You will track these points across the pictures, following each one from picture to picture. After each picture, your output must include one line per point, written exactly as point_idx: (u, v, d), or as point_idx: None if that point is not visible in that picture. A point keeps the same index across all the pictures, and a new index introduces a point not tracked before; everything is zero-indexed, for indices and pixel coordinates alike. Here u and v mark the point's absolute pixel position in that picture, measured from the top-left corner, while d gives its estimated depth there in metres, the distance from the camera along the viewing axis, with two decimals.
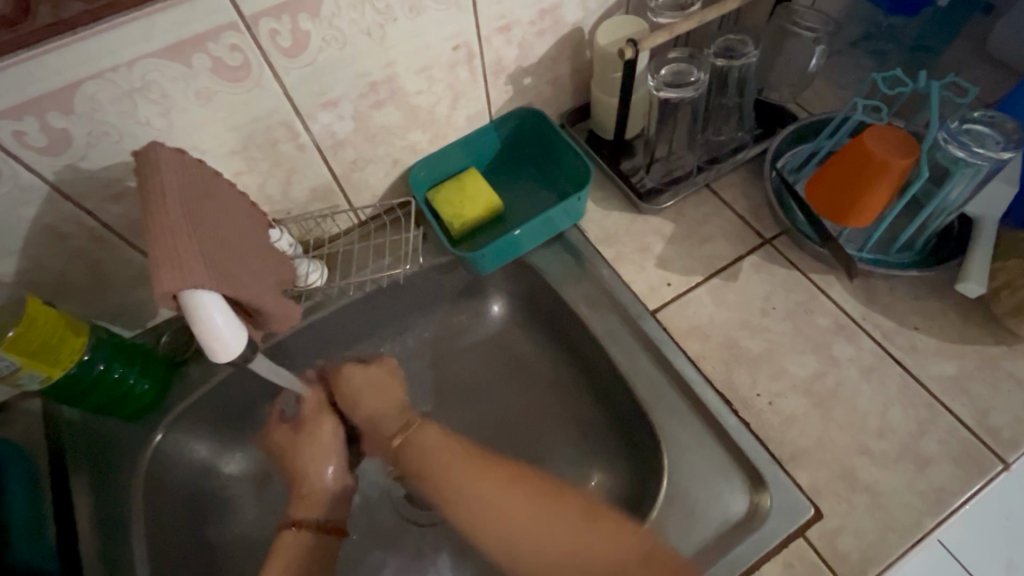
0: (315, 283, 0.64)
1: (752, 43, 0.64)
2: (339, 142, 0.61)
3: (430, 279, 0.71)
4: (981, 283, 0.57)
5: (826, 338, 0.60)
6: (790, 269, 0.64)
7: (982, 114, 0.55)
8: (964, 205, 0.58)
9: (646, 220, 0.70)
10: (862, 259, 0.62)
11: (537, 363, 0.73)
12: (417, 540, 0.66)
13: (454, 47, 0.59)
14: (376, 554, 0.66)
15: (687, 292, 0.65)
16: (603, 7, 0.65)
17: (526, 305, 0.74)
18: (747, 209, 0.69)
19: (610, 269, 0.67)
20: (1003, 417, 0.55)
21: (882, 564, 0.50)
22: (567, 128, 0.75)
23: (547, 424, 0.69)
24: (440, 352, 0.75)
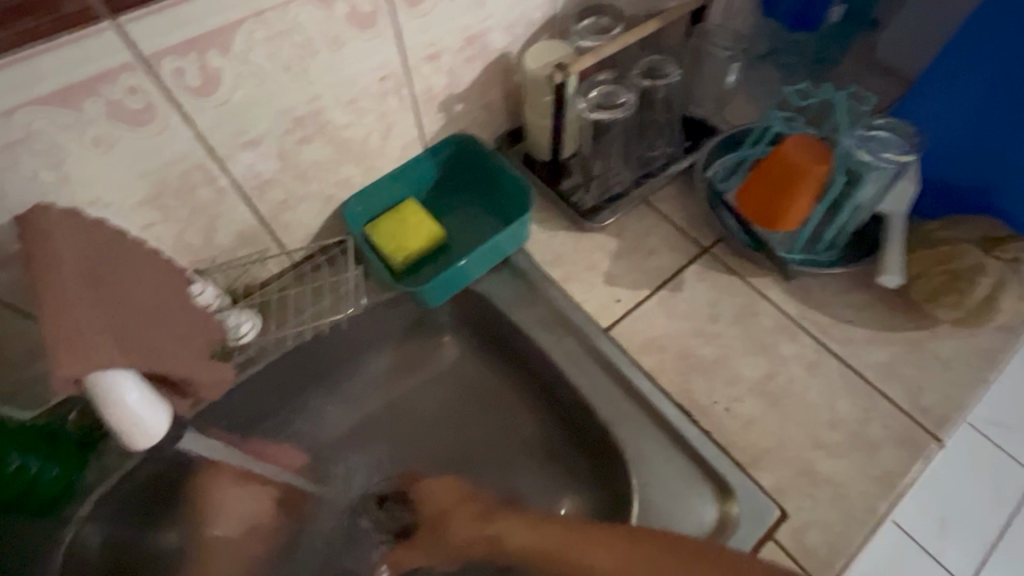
0: (247, 334, 0.59)
1: (674, 63, 0.66)
2: (264, 182, 0.57)
3: (376, 316, 0.68)
4: (899, 274, 0.61)
5: (771, 338, 0.62)
6: (730, 275, 0.67)
7: (884, 121, 0.59)
8: (877, 202, 0.62)
9: (590, 238, 0.70)
10: (794, 260, 0.65)
11: (495, 390, 0.71)
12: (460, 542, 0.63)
13: (382, 77, 0.57)
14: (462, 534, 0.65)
15: (637, 307, 0.65)
16: (529, 32, 0.65)
17: (478, 335, 0.72)
18: (685, 220, 0.71)
19: (560, 289, 0.67)
20: (934, 396, 0.58)
21: (849, 554, 0.51)
22: (503, 151, 0.75)
23: (510, 455, 0.68)
24: (394, 391, 0.72)
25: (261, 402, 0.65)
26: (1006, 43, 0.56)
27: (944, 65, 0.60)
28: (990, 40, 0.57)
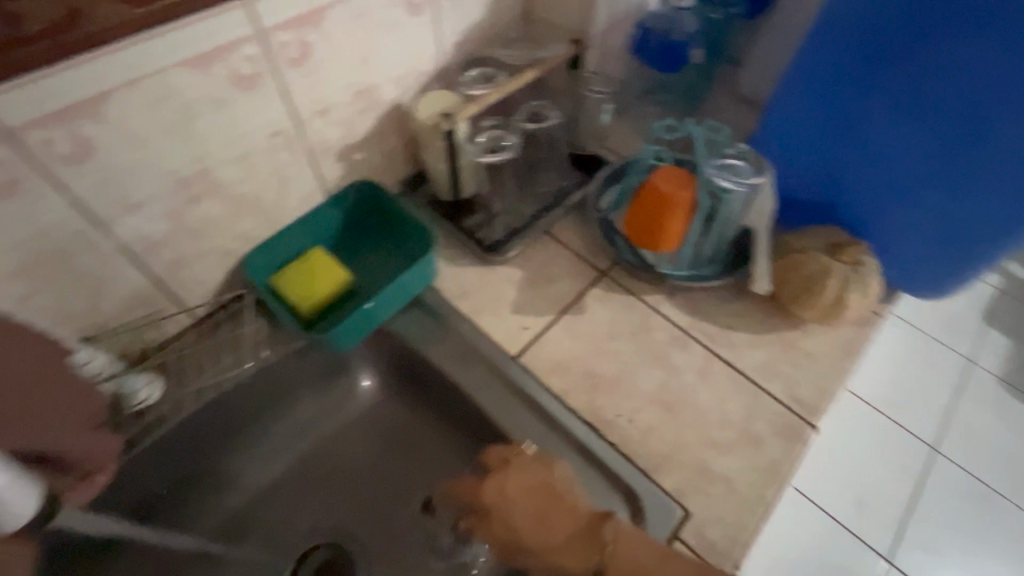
0: (147, 398, 0.59)
1: (553, 108, 0.73)
2: (153, 243, 0.56)
3: (288, 368, 0.68)
4: (766, 281, 0.68)
5: (664, 350, 0.68)
6: (626, 295, 0.72)
7: (737, 150, 0.67)
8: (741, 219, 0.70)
9: (496, 270, 0.74)
10: (678, 276, 0.72)
11: (416, 427, 0.72)
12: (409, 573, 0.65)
13: (271, 134, 0.59)
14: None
15: (543, 332, 0.69)
16: (419, 84, 0.69)
17: (396, 374, 0.73)
18: (583, 247, 0.76)
19: (470, 322, 0.69)
20: (807, 387, 0.65)
21: (745, 542, 0.55)
22: (407, 194, 0.78)
23: (435, 490, 0.69)
24: (315, 443, 0.72)
25: (171, 469, 0.64)
26: (840, 79, 0.61)
27: (794, 96, 0.66)
28: (828, 76, 0.62)
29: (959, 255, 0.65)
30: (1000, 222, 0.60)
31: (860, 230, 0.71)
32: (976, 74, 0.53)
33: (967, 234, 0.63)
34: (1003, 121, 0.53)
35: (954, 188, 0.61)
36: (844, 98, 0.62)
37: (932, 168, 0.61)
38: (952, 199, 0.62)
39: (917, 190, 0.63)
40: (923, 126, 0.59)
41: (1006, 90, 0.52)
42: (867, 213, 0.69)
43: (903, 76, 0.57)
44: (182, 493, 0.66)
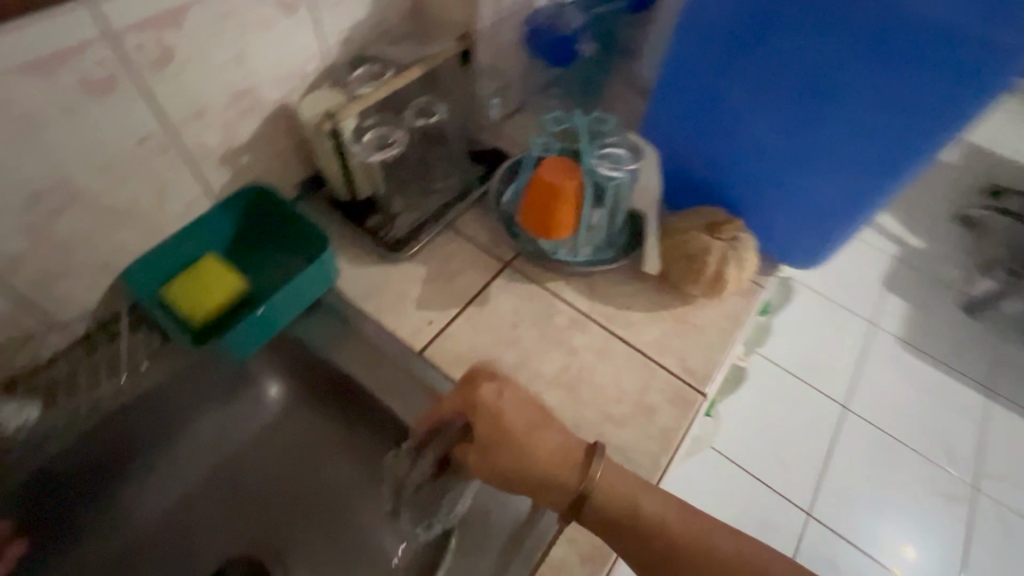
0: (30, 418, 0.57)
1: (440, 104, 0.73)
2: (11, 262, 0.53)
3: (184, 384, 0.65)
4: (655, 262, 0.73)
5: (565, 334, 0.71)
6: (528, 283, 0.75)
7: (615, 140, 0.71)
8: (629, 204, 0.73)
9: (399, 267, 0.74)
10: (578, 262, 0.74)
11: (326, 432, 0.72)
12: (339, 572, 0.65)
13: (140, 140, 0.56)
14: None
15: (447, 325, 0.70)
16: (304, 83, 0.68)
17: (301, 380, 0.72)
18: (487, 239, 0.78)
19: (373, 321, 0.69)
20: (697, 358, 0.70)
21: None
22: (304, 199, 0.77)
23: (348, 493, 0.69)
24: (227, 453, 0.71)
25: (59, 499, 0.60)
26: (702, 63, 0.67)
27: (669, 80, 0.71)
28: (692, 61, 0.67)
29: (819, 231, 0.73)
30: (847, 198, 0.68)
31: (738, 210, 0.77)
32: (811, 60, 0.59)
33: (823, 211, 0.71)
34: (840, 108, 0.60)
35: (810, 170, 0.68)
36: (710, 81, 0.68)
37: (790, 152, 0.67)
38: (809, 179, 0.69)
39: (781, 172, 0.70)
40: (774, 109, 0.65)
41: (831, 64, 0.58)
42: (743, 195, 0.75)
43: (754, 62, 0.63)
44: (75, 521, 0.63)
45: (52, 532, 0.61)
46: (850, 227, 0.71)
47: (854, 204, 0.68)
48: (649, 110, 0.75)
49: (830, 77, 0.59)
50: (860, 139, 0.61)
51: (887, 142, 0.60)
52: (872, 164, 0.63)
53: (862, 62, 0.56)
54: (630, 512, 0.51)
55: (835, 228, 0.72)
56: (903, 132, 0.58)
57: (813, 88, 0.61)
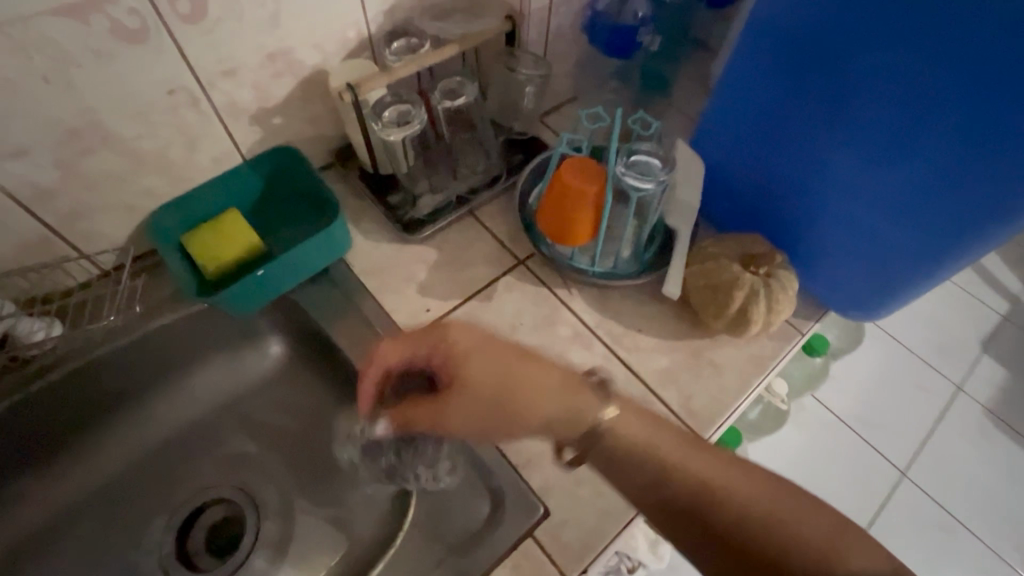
0: (41, 339, 0.61)
1: (472, 84, 0.69)
2: (43, 192, 0.57)
3: (194, 326, 0.69)
4: (677, 285, 0.66)
5: (564, 346, 0.66)
6: (538, 286, 0.71)
7: (651, 147, 0.64)
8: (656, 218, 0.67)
9: (411, 248, 0.73)
10: (594, 272, 0.69)
11: (320, 395, 0.75)
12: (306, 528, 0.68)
13: (170, 91, 0.58)
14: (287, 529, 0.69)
15: (445, 315, 0.68)
16: (343, 50, 0.67)
17: (302, 342, 0.75)
18: (507, 233, 0.75)
19: (373, 300, 0.69)
20: (703, 398, 0.63)
21: (598, 547, 0.55)
22: (337, 167, 0.78)
23: (328, 459, 0.72)
24: (227, 396, 0.75)
25: (76, 409, 0.67)
26: (770, 72, 0.59)
27: (733, 87, 0.63)
28: (761, 68, 0.59)
29: (874, 280, 0.63)
30: (911, 248, 0.57)
31: (788, 239, 0.68)
32: (896, 87, 0.50)
33: (881, 258, 0.60)
34: (916, 142, 0.51)
35: (872, 206, 0.57)
36: (775, 95, 0.60)
37: (852, 188, 0.58)
38: (871, 217, 0.58)
39: (839, 203, 0.60)
40: (843, 139, 0.56)
41: (921, 94, 0.48)
42: (794, 228, 0.66)
43: (829, 79, 0.54)
44: (89, 429, 0.69)
45: (66, 435, 0.68)
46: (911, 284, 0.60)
47: (918, 256, 0.57)
48: (710, 110, 0.68)
49: (909, 97, 0.49)
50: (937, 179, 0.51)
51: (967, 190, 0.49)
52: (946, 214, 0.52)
53: (961, 96, 0.46)
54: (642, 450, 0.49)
55: (893, 280, 0.61)
56: (998, 193, 0.48)
57: (890, 121, 0.51)
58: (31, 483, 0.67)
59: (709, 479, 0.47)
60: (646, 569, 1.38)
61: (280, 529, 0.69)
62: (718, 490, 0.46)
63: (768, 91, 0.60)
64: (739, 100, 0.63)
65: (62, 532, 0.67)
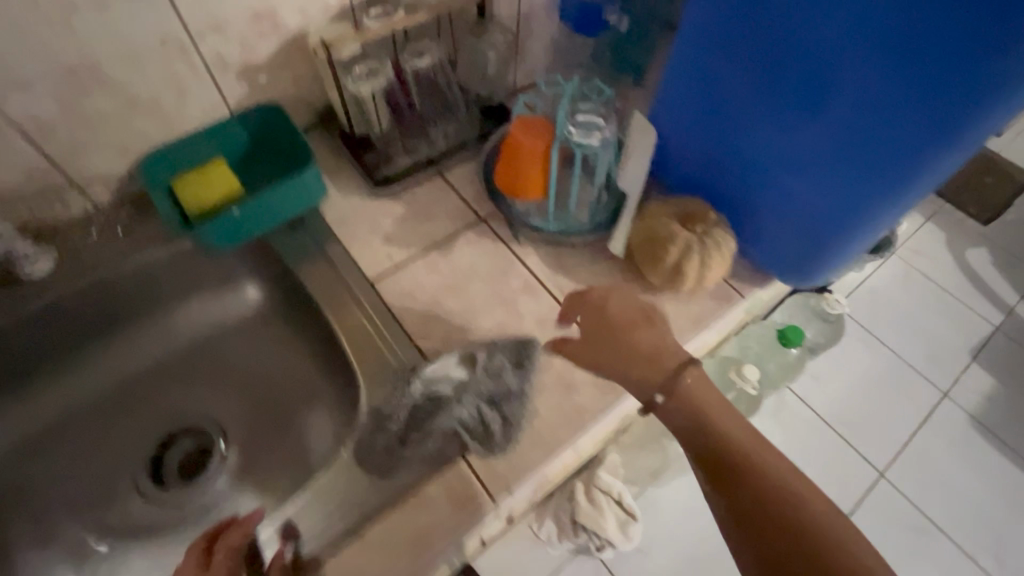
0: (39, 268, 0.68)
1: (435, 46, 0.77)
2: (44, 126, 0.63)
3: (176, 265, 0.75)
4: (622, 241, 0.70)
5: (514, 295, 0.71)
6: (496, 241, 0.76)
7: (594, 108, 0.71)
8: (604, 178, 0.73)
9: (381, 203, 0.79)
10: (548, 229, 0.74)
11: (289, 339, 0.79)
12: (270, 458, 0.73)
13: (161, 41, 0.64)
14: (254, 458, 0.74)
15: (405, 263, 0.73)
16: (324, 15, 0.73)
17: (275, 288, 0.79)
18: (471, 193, 0.80)
19: (341, 247, 0.75)
20: None
21: (522, 470, 0.59)
22: (320, 129, 0.84)
23: (293, 399, 0.76)
24: (205, 334, 0.81)
25: (65, 335, 0.73)
26: (702, 37, 0.61)
27: (671, 53, 0.66)
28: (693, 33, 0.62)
29: (806, 240, 0.67)
30: (838, 208, 0.61)
31: (727, 204, 0.71)
32: (811, 46, 0.53)
33: (812, 219, 0.64)
34: (835, 96, 0.54)
35: (802, 168, 0.61)
36: (708, 59, 0.62)
37: (784, 147, 0.61)
38: (802, 179, 0.62)
39: (773, 166, 0.63)
40: (771, 99, 0.59)
41: (832, 51, 0.51)
42: (735, 190, 0.69)
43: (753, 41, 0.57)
44: (77, 356, 0.75)
45: (57, 359, 0.74)
46: (838, 241, 0.65)
47: (845, 215, 0.61)
48: (660, 84, 0.71)
49: (823, 53, 0.52)
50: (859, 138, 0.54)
51: (884, 148, 0.53)
52: (868, 172, 0.56)
53: (867, 51, 0.49)
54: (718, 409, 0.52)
55: (822, 240, 0.65)
56: (914, 138, 0.51)
57: (812, 78, 0.55)
58: (22, 400, 0.73)
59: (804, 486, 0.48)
60: (614, 548, 1.39)
61: (246, 457, 0.75)
62: (757, 456, 0.49)
63: (701, 55, 0.63)
64: (677, 66, 0.66)
65: (48, 446, 0.74)
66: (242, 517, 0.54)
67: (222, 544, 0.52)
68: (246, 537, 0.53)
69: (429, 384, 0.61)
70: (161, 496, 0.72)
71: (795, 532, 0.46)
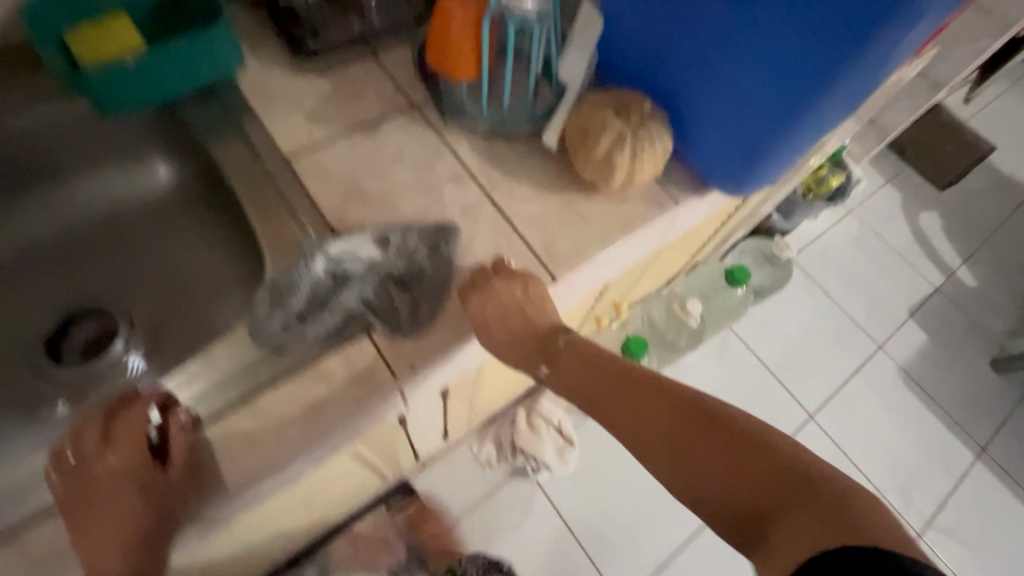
0: None
1: None
2: None
3: (72, 128, 0.69)
4: (556, 132, 0.68)
5: (440, 183, 0.67)
6: (427, 128, 0.71)
7: None
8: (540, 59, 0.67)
9: (304, 79, 0.72)
10: (483, 118, 0.69)
11: (200, 221, 0.74)
12: (171, 343, 0.69)
13: None
14: (156, 343, 0.69)
15: (325, 142, 0.68)
16: None
17: (185, 165, 0.74)
18: (405, 76, 0.74)
19: (255, 120, 0.69)
20: (564, 245, 0.66)
21: (428, 353, 0.58)
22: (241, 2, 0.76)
23: (201, 283, 0.72)
24: (109, 210, 0.75)
25: None
26: None
27: None
28: None
29: (746, 151, 0.65)
30: (781, 112, 0.60)
31: (674, 111, 0.69)
32: None
33: (755, 126, 0.63)
34: None
35: (753, 67, 0.59)
36: None
37: (736, 23, 0.57)
38: (751, 80, 0.60)
39: (725, 67, 0.61)
40: None
41: None
42: (680, 77, 0.66)
43: None
44: None
45: None
46: (777, 150, 0.64)
47: (787, 120, 0.60)
48: None
49: None
50: (812, 32, 0.53)
51: (835, 42, 0.52)
52: (814, 72, 0.55)
53: None
54: (598, 362, 0.59)
55: (761, 151, 0.64)
56: (864, 15, 0.49)
57: None
58: None
59: (702, 487, 0.50)
60: (549, 471, 1.44)
61: (148, 339, 0.70)
62: (647, 449, 0.52)
63: None
64: None
65: None
66: (143, 398, 0.50)
67: (121, 424, 0.49)
68: (151, 422, 0.50)
69: (337, 257, 0.57)
70: (53, 372, 0.66)
71: (750, 457, 0.49)
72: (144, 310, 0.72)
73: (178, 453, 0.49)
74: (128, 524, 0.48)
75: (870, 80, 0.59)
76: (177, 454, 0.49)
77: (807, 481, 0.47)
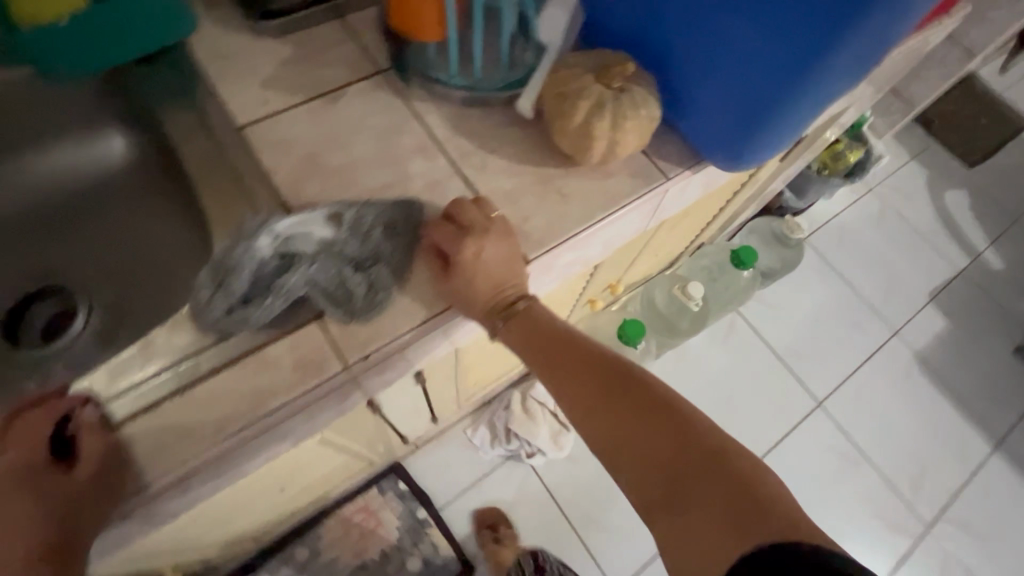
0: None
1: None
2: None
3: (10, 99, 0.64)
4: (530, 100, 0.62)
5: (405, 155, 0.62)
6: (394, 95, 0.65)
7: None
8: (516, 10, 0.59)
9: (263, 42, 0.67)
10: (453, 85, 0.63)
11: (157, 197, 0.70)
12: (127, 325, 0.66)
13: None
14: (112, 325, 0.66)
15: (282, 111, 0.63)
16: None
17: (139, 137, 0.70)
18: (372, 40, 0.68)
19: (208, 87, 0.63)
20: (539, 222, 0.60)
21: (383, 339, 0.54)
22: None
23: (161, 262, 0.68)
24: (60, 188, 0.71)
25: None
26: None
27: None
28: None
29: (741, 126, 0.59)
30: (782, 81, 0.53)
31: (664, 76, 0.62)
32: None
33: (752, 97, 0.56)
34: None
35: (750, 32, 0.52)
36: None
37: None
38: (749, 45, 0.53)
39: (718, 33, 0.55)
40: None
41: None
42: (670, 38, 0.58)
43: None
44: None
45: None
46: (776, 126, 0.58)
47: (788, 90, 0.53)
48: None
49: None
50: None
51: (840, 1, 0.45)
52: (815, 37, 0.49)
53: None
54: (565, 334, 0.58)
55: (759, 121, 0.58)
56: None
57: None
58: None
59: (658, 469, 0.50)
60: (543, 455, 1.41)
61: (109, 321, 0.66)
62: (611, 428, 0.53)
63: None
64: None
65: None
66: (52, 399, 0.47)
67: (19, 429, 0.45)
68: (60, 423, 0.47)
69: (287, 237, 0.52)
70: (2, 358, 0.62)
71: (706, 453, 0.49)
72: (103, 292, 0.68)
73: (88, 453, 0.46)
74: (19, 543, 0.42)
75: (883, 41, 0.52)
76: (87, 452, 0.46)
77: (755, 487, 0.46)
